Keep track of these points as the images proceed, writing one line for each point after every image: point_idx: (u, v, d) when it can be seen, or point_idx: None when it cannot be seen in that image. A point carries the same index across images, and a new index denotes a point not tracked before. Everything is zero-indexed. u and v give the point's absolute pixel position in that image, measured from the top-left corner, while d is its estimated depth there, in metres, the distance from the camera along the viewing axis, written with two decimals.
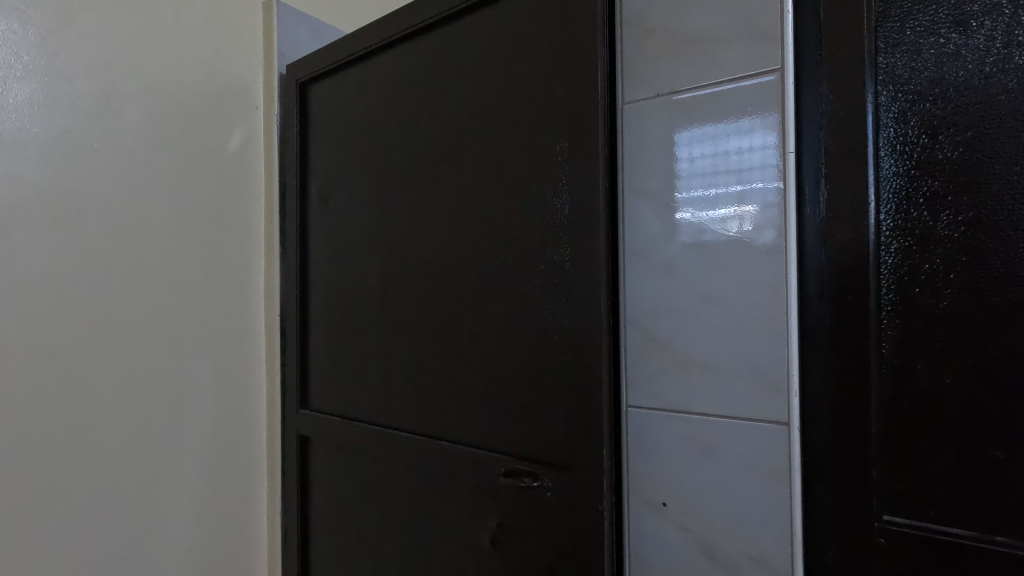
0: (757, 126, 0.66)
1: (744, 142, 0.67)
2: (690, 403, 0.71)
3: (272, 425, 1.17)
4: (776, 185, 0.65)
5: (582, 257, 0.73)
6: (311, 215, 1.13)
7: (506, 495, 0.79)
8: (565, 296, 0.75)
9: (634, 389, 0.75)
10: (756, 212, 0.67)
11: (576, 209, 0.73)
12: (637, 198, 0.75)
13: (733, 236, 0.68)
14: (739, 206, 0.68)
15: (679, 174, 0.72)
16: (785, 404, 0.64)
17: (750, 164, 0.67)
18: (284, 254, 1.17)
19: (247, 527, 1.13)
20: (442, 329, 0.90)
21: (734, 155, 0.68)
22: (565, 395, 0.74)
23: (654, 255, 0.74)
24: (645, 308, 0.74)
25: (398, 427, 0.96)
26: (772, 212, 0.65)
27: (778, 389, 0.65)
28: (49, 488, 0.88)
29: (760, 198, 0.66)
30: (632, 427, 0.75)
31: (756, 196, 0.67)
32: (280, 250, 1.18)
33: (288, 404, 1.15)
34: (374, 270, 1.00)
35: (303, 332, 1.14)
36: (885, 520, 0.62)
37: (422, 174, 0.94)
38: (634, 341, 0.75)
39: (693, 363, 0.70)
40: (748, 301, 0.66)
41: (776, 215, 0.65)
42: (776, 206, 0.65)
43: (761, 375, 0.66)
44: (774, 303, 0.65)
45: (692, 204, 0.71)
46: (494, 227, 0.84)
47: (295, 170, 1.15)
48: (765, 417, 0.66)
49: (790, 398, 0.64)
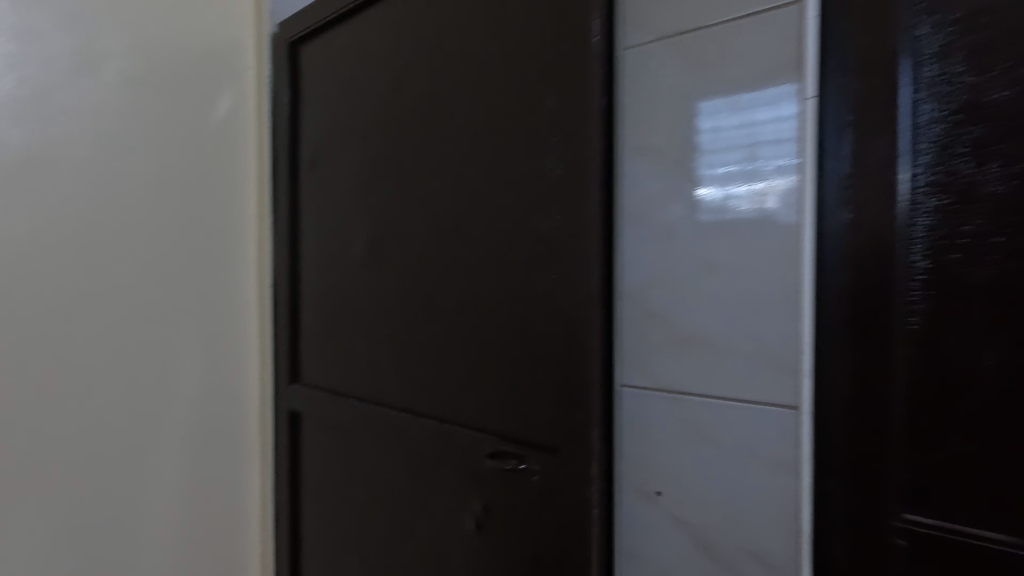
0: (784, 92, 0.58)
1: (771, 112, 0.59)
2: (690, 383, 0.64)
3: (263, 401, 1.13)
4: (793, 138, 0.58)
5: (574, 221, 0.66)
6: (302, 183, 1.07)
7: (491, 478, 0.74)
8: (554, 265, 0.69)
9: (631, 365, 0.69)
10: (786, 189, 0.58)
11: (568, 170, 0.67)
12: (637, 156, 0.68)
13: (740, 198, 0.60)
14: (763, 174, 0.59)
15: (700, 147, 0.63)
16: (795, 385, 0.58)
17: (777, 135, 0.58)
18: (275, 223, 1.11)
19: (239, 502, 1.11)
20: (430, 300, 0.84)
21: (758, 125, 0.59)
22: (553, 372, 0.68)
23: (654, 222, 0.67)
24: (644, 279, 0.67)
25: (385, 403, 0.92)
26: (790, 172, 0.58)
27: (787, 368, 0.58)
28: (31, 444, 0.91)
29: (777, 156, 0.58)
30: (626, 408, 0.69)
31: (781, 162, 0.58)
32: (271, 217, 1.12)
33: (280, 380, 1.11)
34: (362, 239, 0.95)
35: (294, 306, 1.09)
36: (906, 519, 0.55)
37: (411, 136, 0.88)
38: (632, 314, 0.68)
39: (694, 339, 0.64)
40: (751, 269, 0.60)
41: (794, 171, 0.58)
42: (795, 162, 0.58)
43: (766, 352, 0.59)
44: (782, 272, 0.58)
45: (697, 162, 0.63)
46: (484, 190, 0.77)
47: (286, 135, 1.09)
48: (772, 399, 0.59)
49: (802, 378, 0.57)
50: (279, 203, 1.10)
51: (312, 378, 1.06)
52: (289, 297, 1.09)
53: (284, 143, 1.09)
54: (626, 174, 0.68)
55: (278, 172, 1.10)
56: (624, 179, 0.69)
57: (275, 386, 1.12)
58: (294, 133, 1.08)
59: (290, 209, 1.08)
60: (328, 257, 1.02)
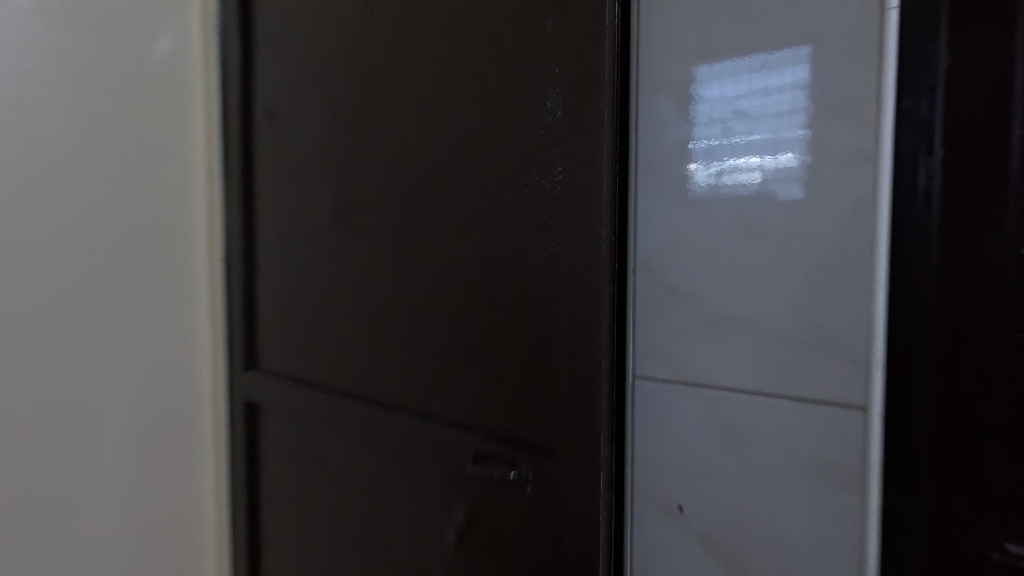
0: (786, 58, 0.50)
1: (768, 81, 0.51)
2: (727, 376, 0.54)
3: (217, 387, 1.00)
4: (873, 69, 0.47)
5: (579, 174, 0.53)
6: (258, 138, 0.92)
7: (475, 484, 0.62)
8: (556, 229, 0.55)
9: (646, 355, 0.58)
10: (780, 167, 0.51)
11: (573, 110, 0.54)
12: (658, 98, 0.57)
13: (791, 156, 0.50)
14: (777, 144, 0.51)
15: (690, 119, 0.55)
16: (865, 382, 0.48)
17: (773, 107, 0.51)
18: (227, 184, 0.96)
19: (189, 501, 0.99)
20: (404, 273, 0.70)
21: (749, 98, 0.52)
22: (553, 361, 0.56)
23: (678, 181, 0.56)
24: (663, 249, 0.56)
25: (353, 393, 0.79)
26: (869, 112, 0.47)
27: (853, 360, 0.49)
28: None
29: (847, 103, 0.48)
30: (640, 404, 0.58)
31: (782, 133, 0.51)
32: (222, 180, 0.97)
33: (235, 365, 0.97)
34: (326, 202, 0.81)
35: (251, 280, 0.95)
36: (1011, 551, 0.43)
37: (379, 76, 0.73)
38: (648, 293, 0.57)
39: (732, 323, 0.53)
40: (813, 237, 0.50)
41: (870, 117, 0.47)
42: (871, 103, 0.47)
43: (829, 340, 0.49)
44: (855, 241, 0.48)
45: (733, 111, 0.53)
46: (465, 136, 0.63)
47: (238, 81, 0.93)
48: (834, 398, 0.50)
49: (874, 374, 0.48)
50: (230, 160, 0.95)
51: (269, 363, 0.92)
52: (244, 270, 0.95)
53: (235, 90, 0.94)
54: (643, 124, 0.57)
55: (229, 125, 0.95)
56: (642, 131, 0.57)
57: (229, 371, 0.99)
58: (247, 78, 0.92)
59: (244, 167, 0.93)
60: (285, 224, 0.88)
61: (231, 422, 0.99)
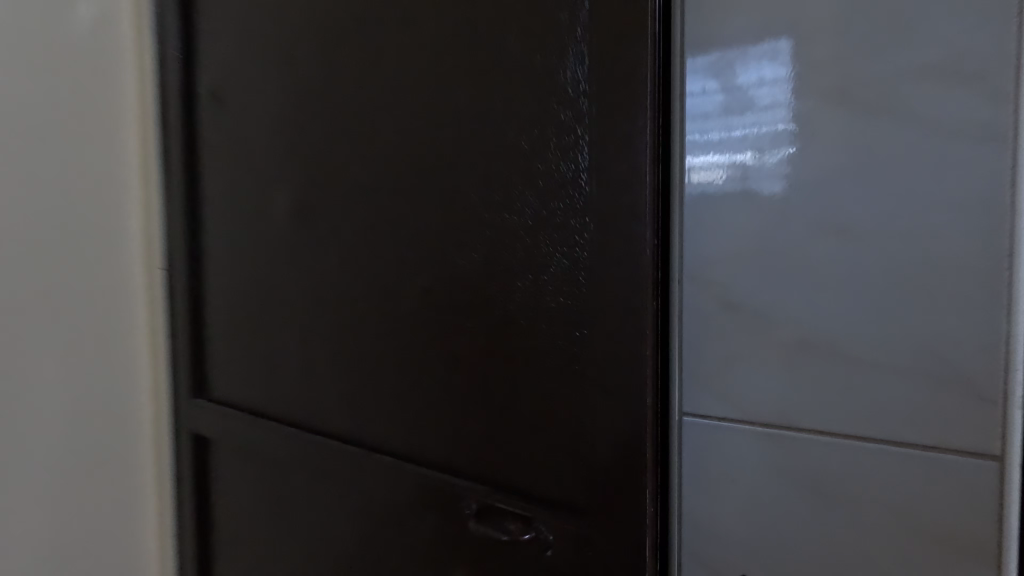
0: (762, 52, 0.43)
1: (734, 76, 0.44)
2: (809, 415, 0.43)
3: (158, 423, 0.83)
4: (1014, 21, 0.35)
5: (614, 161, 0.41)
6: (199, 123, 0.75)
7: (477, 546, 0.51)
8: (584, 231, 0.44)
9: (697, 386, 0.46)
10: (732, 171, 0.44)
11: (606, 76, 0.42)
12: (712, 68, 0.44)
13: (898, 131, 0.39)
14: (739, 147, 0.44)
15: None
16: (997, 424, 0.37)
17: (736, 105, 0.44)
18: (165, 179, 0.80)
19: (127, 556, 0.82)
20: (387, 284, 0.56)
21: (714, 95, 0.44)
22: (584, 397, 0.44)
23: (735, 165, 0.44)
24: (720, 254, 0.45)
25: (326, 430, 0.64)
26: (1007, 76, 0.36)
27: (981, 396, 0.38)
28: None
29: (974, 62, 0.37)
30: (689, 445, 0.47)
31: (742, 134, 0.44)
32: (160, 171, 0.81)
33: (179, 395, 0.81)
34: (285, 194, 0.65)
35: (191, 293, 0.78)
36: None
37: (347, 43, 0.58)
38: (700, 308, 0.46)
39: (816, 348, 0.42)
40: (926, 237, 0.38)
41: (993, 88, 0.36)
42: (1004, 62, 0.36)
43: (945, 369, 0.38)
44: (980, 243, 0.37)
45: (774, 91, 0.42)
46: (462, 111, 0.50)
47: (176, 52, 0.76)
48: (954, 445, 0.39)
49: (1011, 415, 0.37)
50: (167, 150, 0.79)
51: (220, 392, 0.76)
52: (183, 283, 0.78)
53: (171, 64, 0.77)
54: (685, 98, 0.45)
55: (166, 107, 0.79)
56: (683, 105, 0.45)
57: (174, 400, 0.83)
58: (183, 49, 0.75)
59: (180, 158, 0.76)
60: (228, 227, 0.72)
61: (176, 463, 0.83)
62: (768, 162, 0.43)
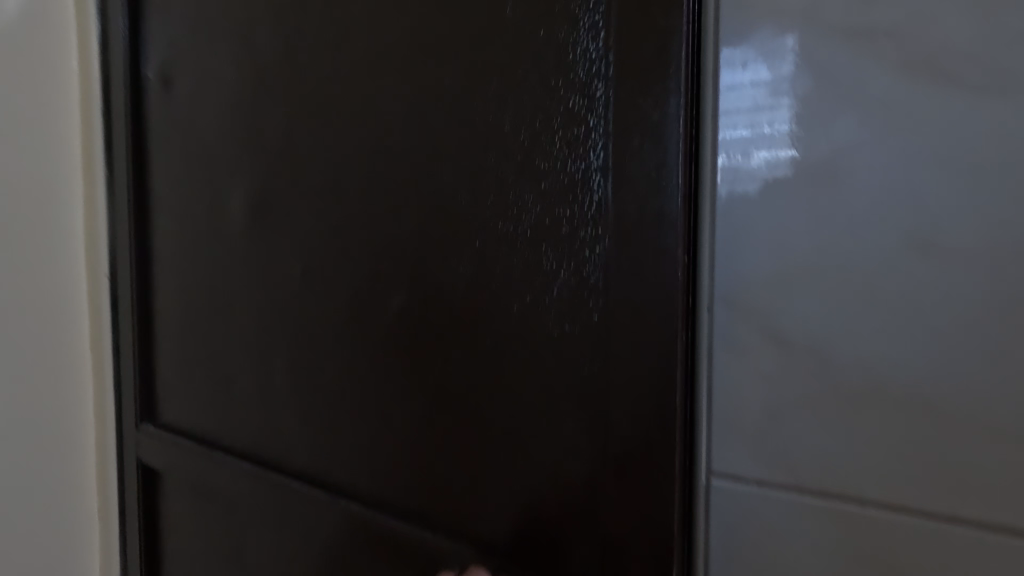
0: (774, 42, 0.31)
1: (744, 72, 0.32)
2: (873, 485, 0.30)
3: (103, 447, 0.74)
4: None
5: (638, 156, 0.33)
6: (149, 110, 0.65)
7: None
8: (598, 246, 0.35)
9: (719, 448, 0.34)
10: (728, 180, 0.33)
11: (630, 54, 0.33)
12: (740, 49, 0.32)
13: (1005, 115, 0.26)
14: (745, 152, 0.32)
15: None
16: None
17: (746, 106, 0.32)
18: (112, 172, 0.70)
19: None
20: (354, 300, 0.48)
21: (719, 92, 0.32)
22: (593, 451, 0.36)
23: (751, 168, 0.32)
24: (763, 271, 0.32)
25: (283, 469, 0.55)
26: None
27: None
28: None
29: None
30: (716, 512, 0.34)
31: (748, 139, 0.32)
32: (104, 157, 0.70)
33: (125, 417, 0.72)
34: (241, 193, 0.56)
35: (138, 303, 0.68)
36: None
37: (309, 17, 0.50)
38: (735, 343, 0.33)
39: (881, 401, 0.30)
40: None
41: None
42: None
43: None
44: None
45: (794, 81, 0.31)
46: (450, 97, 0.41)
47: (123, 28, 0.66)
48: None
49: None
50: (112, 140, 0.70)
51: (169, 419, 0.67)
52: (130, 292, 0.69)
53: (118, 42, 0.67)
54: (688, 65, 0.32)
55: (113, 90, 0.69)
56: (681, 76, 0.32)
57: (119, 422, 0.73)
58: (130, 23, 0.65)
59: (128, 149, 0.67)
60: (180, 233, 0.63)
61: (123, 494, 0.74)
62: (777, 172, 0.31)
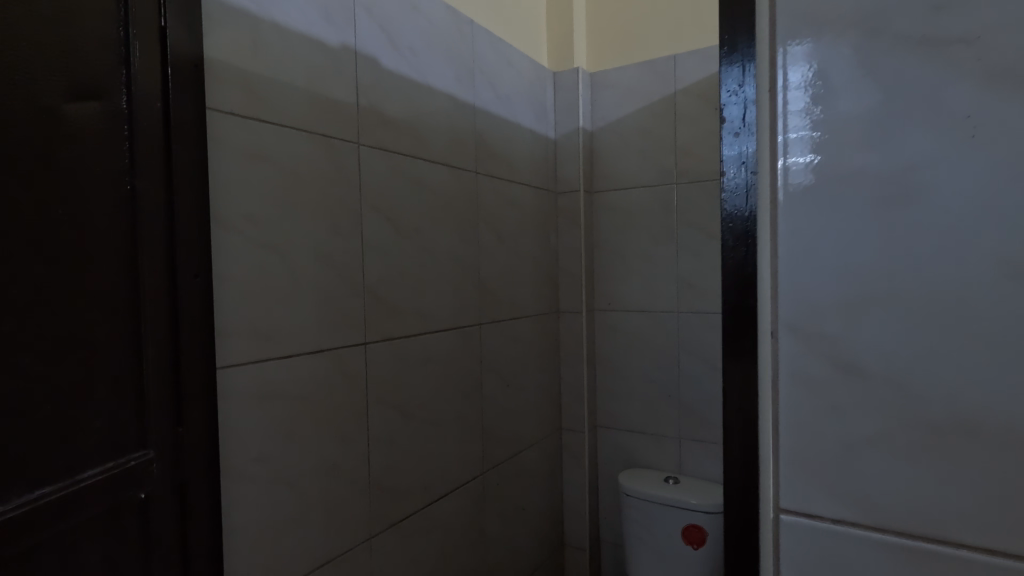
0: (829, 45, 0.30)
1: (803, 80, 0.31)
2: (963, 525, 0.28)
3: (190, 469, 0.79)
4: None
5: None
6: (198, 171, 0.80)
7: None
8: None
9: (792, 483, 0.32)
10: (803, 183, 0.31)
11: None
12: (799, 54, 0.31)
13: None
14: (818, 152, 0.31)
15: (723, 119, 0.36)
16: None
17: (804, 108, 0.31)
18: (143, 215, 0.73)
19: None
20: None
21: (783, 96, 0.32)
22: None
23: (821, 170, 0.31)
24: (833, 294, 0.30)
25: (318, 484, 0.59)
26: None
27: None
28: None
29: None
30: (788, 549, 0.33)
31: (815, 145, 0.31)
32: (149, 205, 0.74)
33: (122, 454, 0.71)
34: None
35: (90, 344, 0.67)
36: None
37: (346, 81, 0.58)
38: (803, 372, 0.31)
39: (973, 436, 0.27)
40: None
41: None
42: None
43: None
44: None
45: (854, 87, 0.29)
46: None
47: (164, 104, 0.75)
48: None
49: None
50: (124, 177, 0.71)
51: (199, 420, 0.81)
52: (113, 327, 0.70)
53: (97, 87, 0.67)
54: (726, 95, 0.35)
55: (134, 136, 0.72)
56: (726, 105, 0.36)
57: (157, 451, 0.75)
58: (84, 64, 0.65)
59: (91, 189, 0.67)
60: (8, 277, 0.59)
61: (194, 514, 0.80)
62: (844, 174, 0.30)
